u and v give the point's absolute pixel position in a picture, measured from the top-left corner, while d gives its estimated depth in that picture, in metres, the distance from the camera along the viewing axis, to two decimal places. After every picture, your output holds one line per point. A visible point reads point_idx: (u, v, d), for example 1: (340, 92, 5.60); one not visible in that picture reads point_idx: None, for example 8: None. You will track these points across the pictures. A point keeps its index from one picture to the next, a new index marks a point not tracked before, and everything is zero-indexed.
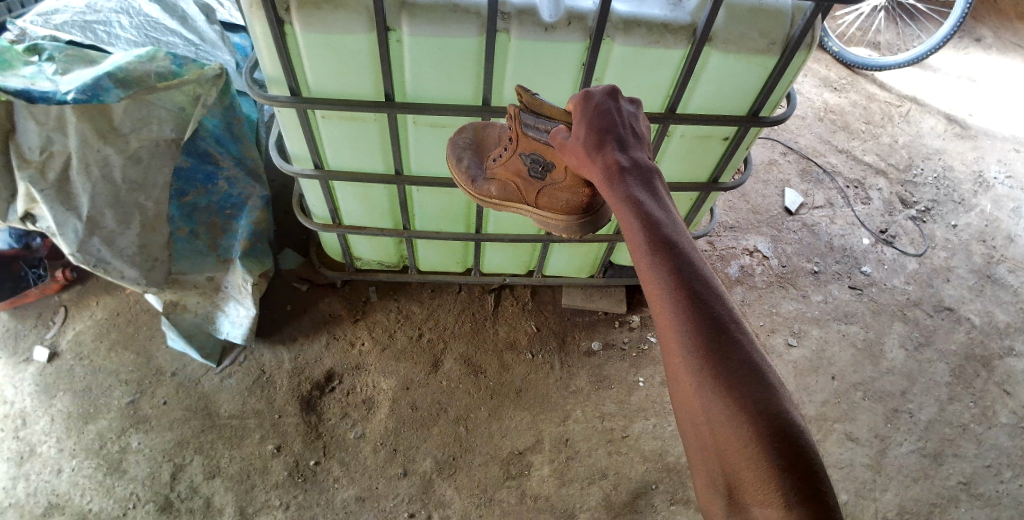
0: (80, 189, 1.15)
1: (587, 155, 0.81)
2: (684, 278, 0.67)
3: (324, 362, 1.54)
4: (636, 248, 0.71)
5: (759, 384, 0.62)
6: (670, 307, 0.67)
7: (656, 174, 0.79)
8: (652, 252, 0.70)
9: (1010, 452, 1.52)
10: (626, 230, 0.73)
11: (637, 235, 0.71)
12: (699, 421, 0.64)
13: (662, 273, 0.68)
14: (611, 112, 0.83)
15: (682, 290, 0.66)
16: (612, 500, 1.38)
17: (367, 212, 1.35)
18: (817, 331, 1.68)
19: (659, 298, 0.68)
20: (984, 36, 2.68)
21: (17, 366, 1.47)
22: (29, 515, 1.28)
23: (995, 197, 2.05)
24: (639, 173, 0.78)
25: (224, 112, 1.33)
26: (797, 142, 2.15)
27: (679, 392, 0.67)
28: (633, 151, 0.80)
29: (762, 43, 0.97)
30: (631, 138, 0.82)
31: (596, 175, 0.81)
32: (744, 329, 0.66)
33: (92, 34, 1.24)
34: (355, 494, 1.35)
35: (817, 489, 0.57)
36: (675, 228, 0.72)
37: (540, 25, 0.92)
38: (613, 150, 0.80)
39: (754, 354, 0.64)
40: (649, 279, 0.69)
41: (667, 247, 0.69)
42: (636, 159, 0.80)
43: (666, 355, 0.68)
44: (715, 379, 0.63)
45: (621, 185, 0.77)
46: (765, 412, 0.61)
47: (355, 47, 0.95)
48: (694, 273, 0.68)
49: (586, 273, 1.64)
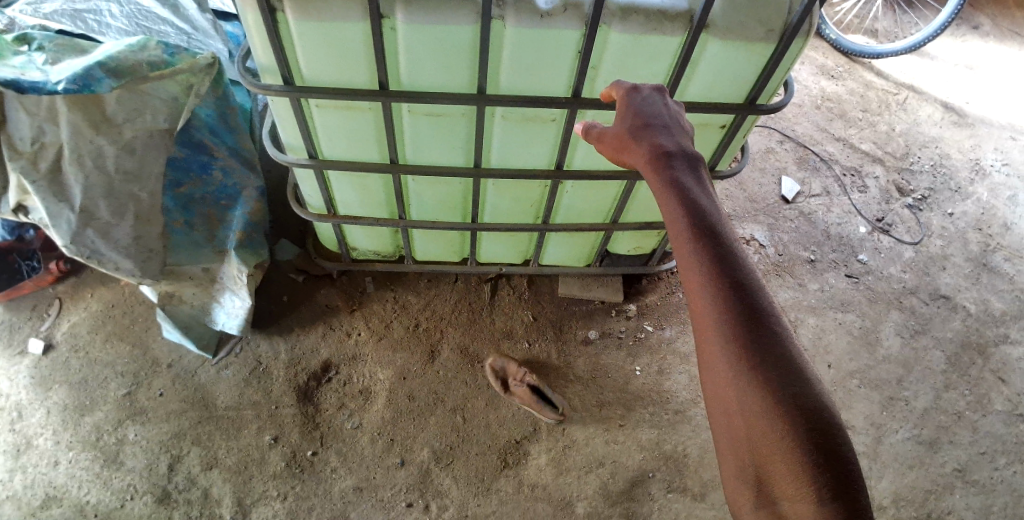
0: (73, 181, 1.13)
1: (629, 138, 0.82)
2: (725, 269, 0.69)
3: (320, 353, 1.53)
4: (677, 235, 0.73)
5: (796, 382, 0.64)
6: (710, 298, 0.68)
7: (701, 163, 0.80)
8: (695, 240, 0.71)
9: (1005, 439, 1.53)
10: (668, 217, 0.74)
11: (680, 221, 0.73)
12: (733, 412, 0.65)
13: (703, 262, 0.69)
14: (654, 103, 0.85)
15: (723, 279, 0.68)
16: (609, 489, 1.38)
17: (363, 202, 1.35)
18: (814, 319, 1.68)
19: (700, 288, 0.69)
20: (982, 23, 2.67)
21: (13, 359, 1.46)
22: (26, 508, 1.28)
23: (992, 186, 2.05)
24: (685, 160, 0.79)
25: (218, 101, 1.29)
26: (794, 129, 2.15)
27: (713, 383, 0.68)
28: (678, 140, 0.81)
29: (760, 31, 0.96)
30: (675, 128, 0.83)
31: (637, 159, 0.81)
32: (783, 325, 0.67)
33: (82, 23, 1.23)
34: (354, 484, 1.35)
35: (847, 488, 0.59)
36: (719, 218, 0.73)
37: (536, 11, 0.91)
38: (655, 136, 0.81)
39: (791, 349, 0.66)
40: (689, 268, 0.71)
41: (710, 236, 0.71)
42: (680, 145, 0.81)
43: (700, 345, 0.70)
44: (751, 371, 0.64)
45: (665, 167, 0.77)
46: (800, 409, 0.62)
47: (349, 35, 0.94)
48: (737, 263, 0.69)
49: (582, 262, 1.64)
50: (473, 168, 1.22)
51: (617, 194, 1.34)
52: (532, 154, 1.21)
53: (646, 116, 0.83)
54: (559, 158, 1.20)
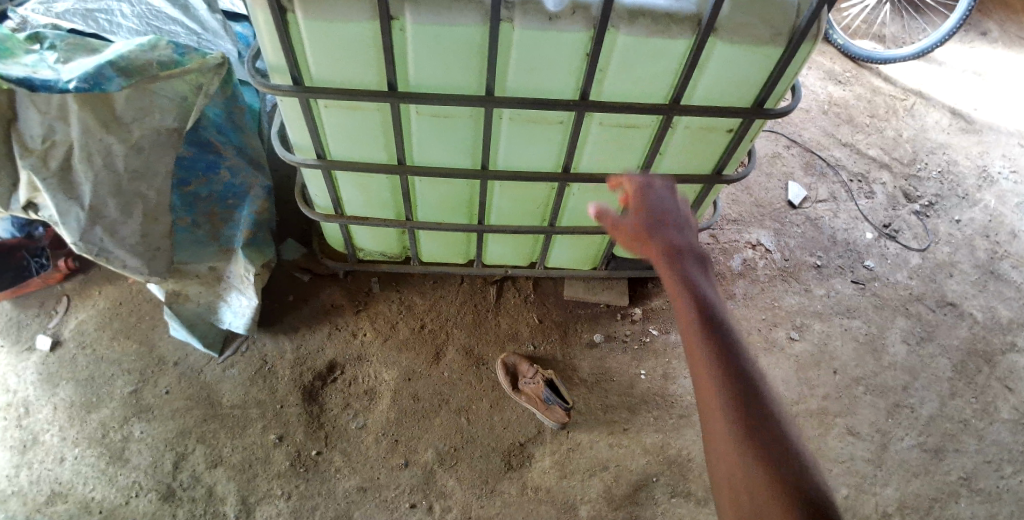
0: (82, 179, 1.14)
1: (642, 229, 0.87)
2: (732, 358, 0.73)
3: (326, 353, 1.54)
4: (686, 327, 0.77)
5: (798, 470, 0.67)
6: (718, 387, 0.72)
7: (706, 259, 0.85)
8: (704, 331, 0.75)
9: (1011, 447, 1.52)
10: (679, 308, 0.79)
11: (691, 312, 0.77)
12: (740, 495, 0.68)
13: (712, 353, 0.74)
14: (663, 196, 0.90)
15: (730, 373, 0.73)
16: (612, 493, 1.38)
17: (370, 202, 1.35)
18: (819, 325, 1.68)
19: (708, 378, 0.73)
20: (990, 29, 2.66)
21: (20, 355, 1.47)
22: (32, 504, 1.28)
23: (999, 193, 2.05)
24: (693, 255, 0.84)
25: (226, 101, 1.30)
26: (801, 134, 2.14)
27: (720, 469, 0.71)
28: (685, 234, 0.87)
29: (768, 34, 0.96)
30: (682, 222, 0.89)
31: (648, 250, 0.86)
32: (784, 417, 0.72)
33: (94, 23, 1.24)
34: (357, 484, 1.36)
35: None
36: (724, 312, 0.78)
37: (544, 14, 0.92)
38: (664, 230, 0.86)
39: (790, 434, 0.71)
40: (697, 357, 0.75)
41: (717, 326, 0.75)
42: (687, 240, 0.86)
43: (707, 432, 0.73)
44: (756, 453, 0.69)
45: (674, 261, 0.82)
46: (805, 497, 0.65)
47: (358, 36, 0.94)
48: (743, 355, 0.74)
49: (588, 265, 1.63)
50: (479, 169, 1.22)
51: None
52: (538, 157, 1.21)
53: (655, 210, 0.89)
54: (566, 161, 1.20)
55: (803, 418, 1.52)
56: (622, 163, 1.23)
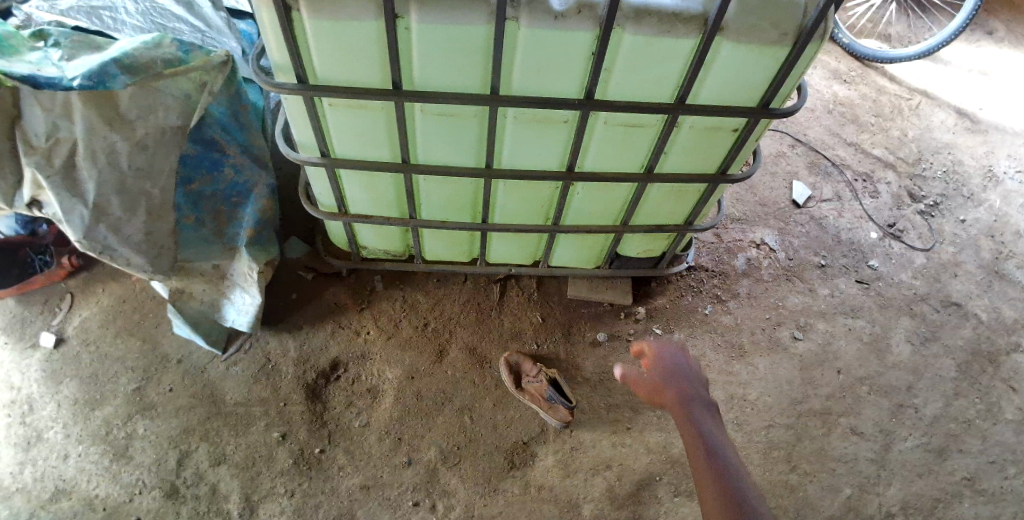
0: (86, 176, 1.14)
1: (660, 382, 1.17)
2: (728, 475, 0.97)
3: (329, 351, 1.54)
4: (695, 455, 1.03)
5: None
6: (716, 494, 0.95)
7: (715, 413, 1.12)
8: (705, 456, 1.01)
9: (1015, 448, 1.51)
10: (688, 444, 1.06)
11: (697, 444, 1.04)
12: None
13: (711, 473, 0.98)
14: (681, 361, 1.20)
15: (724, 483, 0.96)
16: (616, 492, 1.38)
17: (374, 201, 1.35)
18: (823, 325, 1.68)
19: (708, 489, 0.96)
20: (996, 29, 2.65)
21: (24, 352, 1.48)
22: (36, 500, 1.29)
23: (1005, 193, 2.04)
24: (702, 405, 1.12)
25: (230, 100, 1.29)
26: (806, 134, 2.13)
27: None
28: (698, 391, 1.15)
29: (775, 34, 0.95)
30: (697, 383, 1.17)
31: (667, 400, 1.14)
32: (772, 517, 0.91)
33: (98, 20, 1.24)
34: (360, 482, 1.36)
35: None
36: (724, 447, 1.03)
37: (549, 13, 0.91)
38: (680, 384, 1.16)
39: None
40: (702, 476, 0.99)
41: (714, 453, 1.02)
42: (699, 394, 1.14)
43: None
44: None
45: (686, 409, 1.11)
46: None
47: (363, 34, 0.94)
48: (739, 477, 0.97)
49: (591, 264, 1.63)
50: (483, 168, 1.22)
51: (627, 197, 1.34)
52: (543, 156, 1.21)
53: (674, 370, 1.18)
54: (570, 160, 1.20)
55: (807, 417, 1.52)
56: (627, 162, 1.23)
